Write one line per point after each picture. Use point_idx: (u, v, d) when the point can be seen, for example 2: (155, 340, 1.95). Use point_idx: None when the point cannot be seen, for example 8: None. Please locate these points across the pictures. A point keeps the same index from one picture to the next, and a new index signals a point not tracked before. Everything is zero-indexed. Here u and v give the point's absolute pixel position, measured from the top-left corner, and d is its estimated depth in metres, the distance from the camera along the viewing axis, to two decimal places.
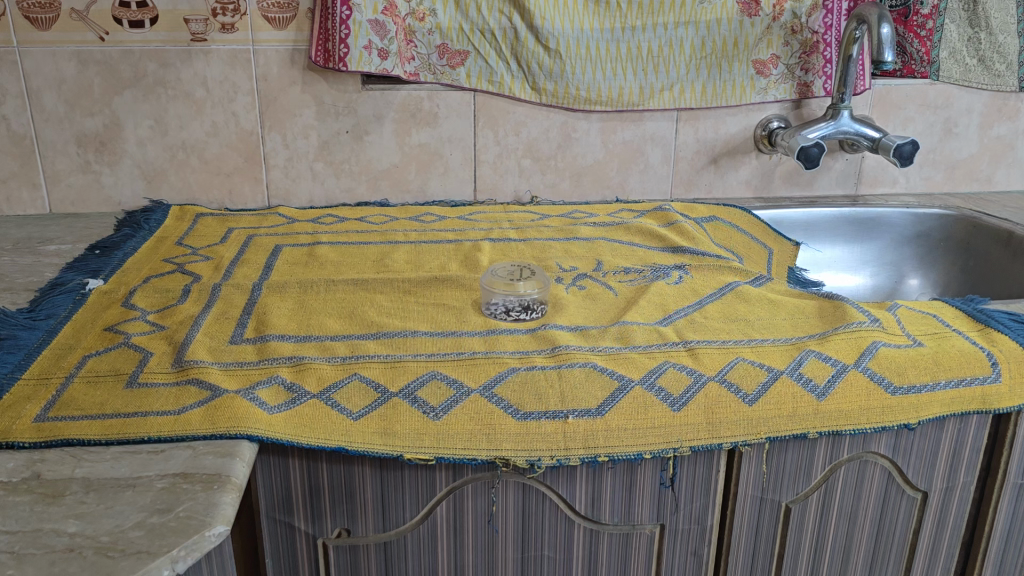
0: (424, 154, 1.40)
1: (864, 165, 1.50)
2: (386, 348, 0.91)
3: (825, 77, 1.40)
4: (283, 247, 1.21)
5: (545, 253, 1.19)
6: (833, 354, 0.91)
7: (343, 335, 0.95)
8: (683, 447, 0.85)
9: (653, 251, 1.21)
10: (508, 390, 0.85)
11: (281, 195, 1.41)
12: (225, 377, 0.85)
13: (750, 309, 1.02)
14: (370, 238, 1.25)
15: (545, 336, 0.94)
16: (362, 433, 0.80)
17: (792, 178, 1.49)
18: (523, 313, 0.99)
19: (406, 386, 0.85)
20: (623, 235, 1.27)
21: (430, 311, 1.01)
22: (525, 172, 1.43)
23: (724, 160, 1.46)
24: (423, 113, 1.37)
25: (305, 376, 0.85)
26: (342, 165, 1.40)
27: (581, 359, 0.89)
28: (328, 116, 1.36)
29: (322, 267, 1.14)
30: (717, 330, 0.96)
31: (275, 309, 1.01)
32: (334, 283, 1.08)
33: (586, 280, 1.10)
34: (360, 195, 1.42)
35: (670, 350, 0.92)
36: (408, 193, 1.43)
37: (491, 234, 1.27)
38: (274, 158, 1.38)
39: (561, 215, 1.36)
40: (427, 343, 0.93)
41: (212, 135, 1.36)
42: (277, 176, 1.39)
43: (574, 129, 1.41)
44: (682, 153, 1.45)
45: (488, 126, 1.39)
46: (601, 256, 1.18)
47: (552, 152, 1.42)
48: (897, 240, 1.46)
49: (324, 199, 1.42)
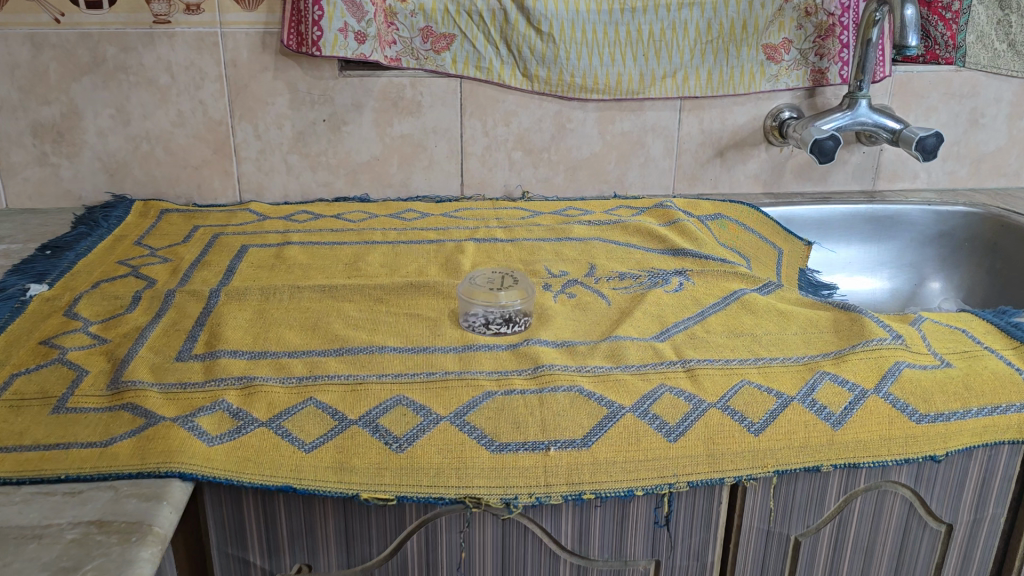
0: (406, 146, 1.30)
1: (882, 158, 1.39)
2: (349, 369, 0.82)
3: (841, 63, 1.29)
4: (250, 248, 1.12)
5: (533, 256, 1.10)
6: (850, 377, 0.81)
7: (303, 351, 0.85)
8: (680, 483, 0.74)
9: (651, 253, 1.11)
10: (482, 418, 0.75)
11: (253, 190, 1.31)
12: (164, 402, 0.75)
13: (757, 322, 0.92)
14: (345, 238, 1.15)
15: (527, 353, 0.84)
16: (315, 469, 0.71)
17: (804, 173, 1.39)
18: (504, 327, 0.89)
19: (367, 413, 0.75)
20: (620, 235, 1.17)
21: (402, 323, 0.92)
22: (516, 165, 1.33)
23: (731, 153, 1.36)
24: (406, 101, 1.27)
25: (254, 402, 0.76)
26: (318, 157, 1.30)
27: (566, 382, 0.79)
28: (302, 105, 1.26)
29: (289, 270, 1.05)
30: (719, 348, 0.87)
31: (232, 320, 0.91)
32: (299, 290, 0.98)
33: (576, 287, 1.00)
34: (338, 190, 1.32)
35: (666, 371, 0.82)
36: (390, 187, 1.33)
37: (476, 233, 1.17)
38: (245, 150, 1.28)
39: (554, 212, 1.26)
40: (395, 363, 0.83)
41: (178, 125, 1.26)
42: (249, 169, 1.30)
43: (568, 119, 1.31)
44: (685, 145, 1.34)
45: (477, 116, 1.29)
46: (595, 259, 1.08)
47: (545, 144, 1.32)
48: (918, 240, 1.36)
49: (301, 194, 1.32)
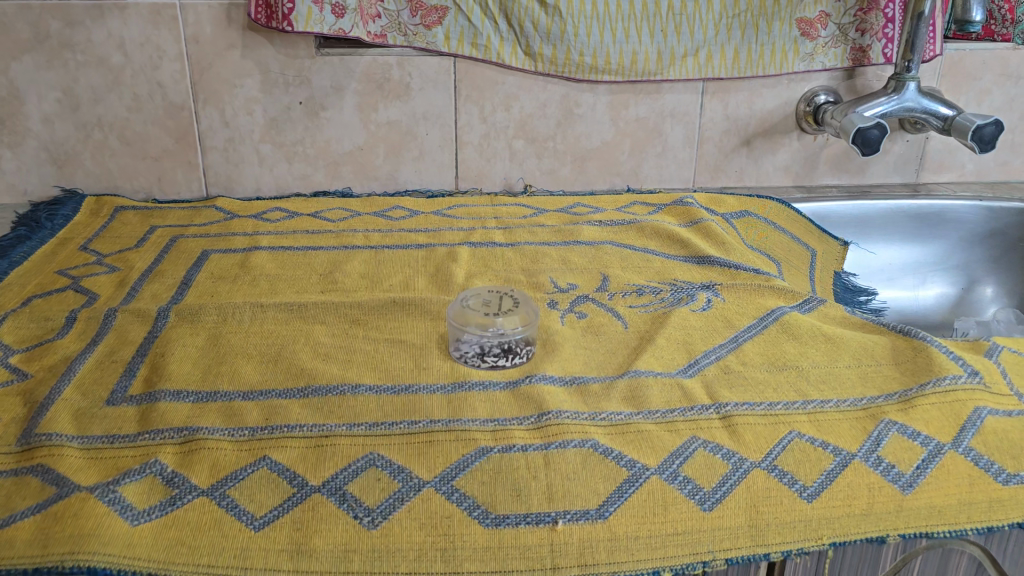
0: (394, 134, 1.15)
1: (928, 147, 1.23)
2: (315, 416, 0.67)
3: (886, 40, 1.13)
4: (212, 254, 0.97)
5: (537, 264, 0.95)
6: (921, 428, 0.67)
7: (259, 391, 0.71)
8: (716, 561, 0.60)
9: (672, 261, 0.96)
10: (474, 483, 0.61)
11: (221, 184, 1.16)
12: (83, 464, 0.62)
13: (803, 351, 0.78)
14: (321, 242, 1.01)
15: (529, 395, 0.70)
16: (264, 552, 0.56)
17: (840, 164, 1.24)
18: (502, 359, 0.74)
19: (332, 478, 0.61)
20: (634, 238, 1.03)
21: (381, 352, 0.77)
22: (517, 155, 1.18)
23: (759, 142, 1.21)
24: (392, 83, 1.12)
25: (194, 463, 0.62)
26: (294, 147, 1.15)
27: (577, 435, 0.65)
28: (274, 88, 1.11)
29: (253, 283, 0.90)
30: (760, 386, 0.72)
31: (180, 348, 0.77)
32: (263, 309, 0.84)
33: (586, 304, 0.86)
34: (318, 184, 1.18)
35: (698, 419, 0.68)
36: (375, 180, 1.18)
37: (472, 236, 1.03)
38: (211, 138, 1.13)
39: (559, 209, 1.12)
40: (370, 408, 0.69)
41: (135, 110, 1.11)
42: (216, 160, 1.15)
43: (576, 103, 1.16)
44: (708, 133, 1.19)
45: (473, 100, 1.14)
46: (608, 268, 0.94)
47: (550, 132, 1.17)
48: (968, 239, 1.21)
49: (275, 188, 1.17)
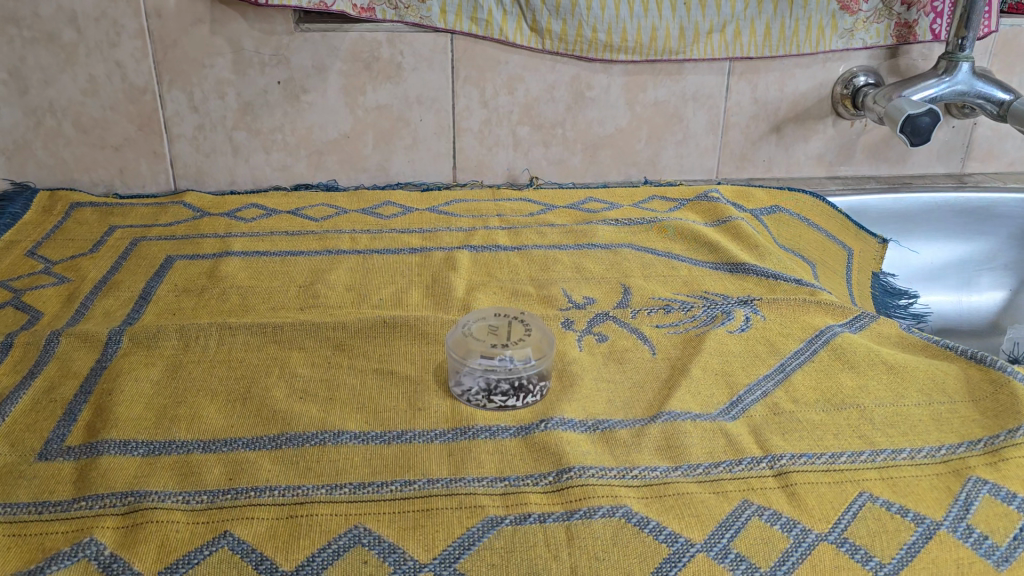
0: (384, 120, 1.03)
1: (975, 133, 1.12)
2: (289, 477, 0.56)
3: (934, 14, 1.01)
4: (177, 261, 0.86)
5: (547, 273, 0.84)
6: (1016, 489, 0.56)
7: (222, 441, 0.59)
8: None
9: (700, 269, 0.85)
10: (481, 566, 0.50)
11: (191, 176, 1.03)
12: (2, 544, 0.50)
13: (862, 384, 0.67)
14: (302, 246, 0.89)
15: (546, 445, 0.59)
16: None
17: (879, 153, 1.12)
18: (512, 399, 0.63)
19: (308, 561, 0.50)
20: (655, 240, 0.91)
21: (369, 388, 0.66)
22: (522, 143, 1.06)
23: (790, 128, 1.09)
24: (382, 63, 0.99)
25: (138, 543, 0.50)
26: (272, 134, 1.02)
27: (605, 501, 0.54)
28: (248, 69, 0.98)
29: (223, 298, 0.78)
30: (817, 431, 0.61)
31: (131, 383, 0.65)
32: (232, 331, 0.72)
33: (606, 325, 0.74)
34: (299, 175, 1.05)
35: (749, 477, 0.57)
36: (364, 172, 1.06)
37: (472, 238, 0.91)
38: (178, 126, 1.00)
39: (570, 205, 1.00)
40: (356, 465, 0.57)
41: (91, 94, 0.97)
42: (184, 150, 1.02)
43: (588, 85, 1.03)
44: (734, 118, 1.07)
45: (472, 81, 1.01)
46: (628, 278, 0.83)
47: (558, 117, 1.05)
48: (1019, 235, 1.10)
49: (251, 180, 1.05)
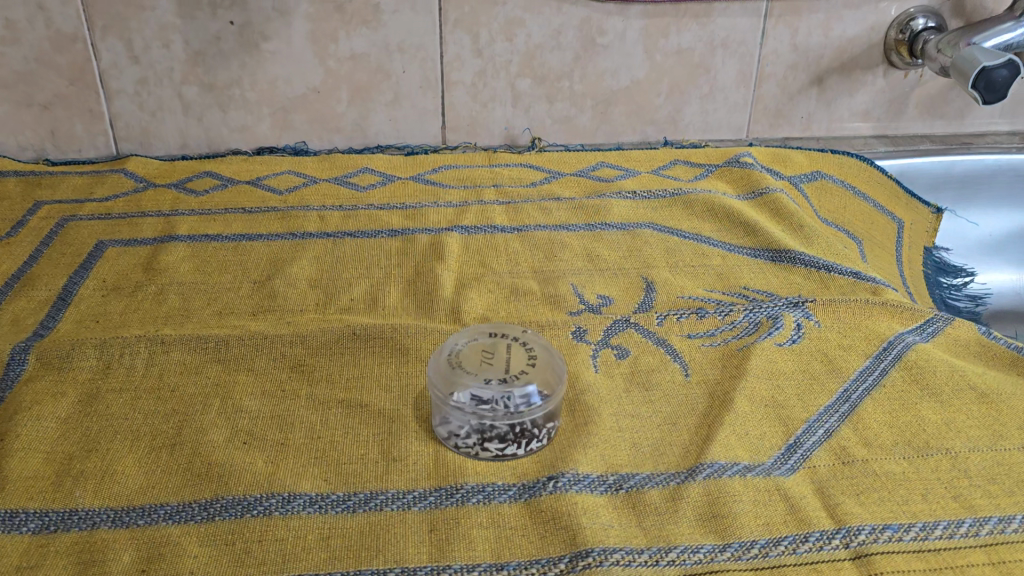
0: (359, 72, 0.87)
1: None
2: (220, 569, 0.43)
3: None
4: (109, 248, 0.71)
5: (553, 262, 0.70)
6: None
7: (139, 511, 0.46)
8: None
9: (736, 257, 0.71)
10: None
11: (135, 139, 0.88)
12: None
13: (947, 419, 0.54)
14: (260, 229, 0.75)
15: (556, 516, 0.46)
16: None
17: (934, 108, 0.97)
18: (513, 448, 0.50)
19: None
20: (679, 219, 0.77)
21: (332, 428, 0.52)
22: (522, 99, 0.91)
23: (834, 80, 0.93)
24: (356, 3, 0.83)
25: None
26: (228, 90, 0.86)
27: None
28: (196, 11, 0.81)
29: (159, 299, 0.64)
30: (900, 491, 0.48)
31: (31, 423, 0.52)
32: (165, 349, 0.58)
33: (626, 335, 0.61)
34: (261, 137, 0.90)
35: (820, 562, 0.44)
36: (338, 133, 0.91)
37: (463, 216, 0.77)
38: (117, 80, 0.85)
39: (579, 173, 0.86)
40: (309, 548, 0.44)
41: (10, 42, 0.81)
42: (125, 108, 0.86)
43: (600, 30, 0.87)
44: (770, 68, 0.91)
45: (464, 25, 0.85)
46: (651, 269, 0.69)
47: (565, 68, 0.89)
48: None
49: (205, 143, 0.90)
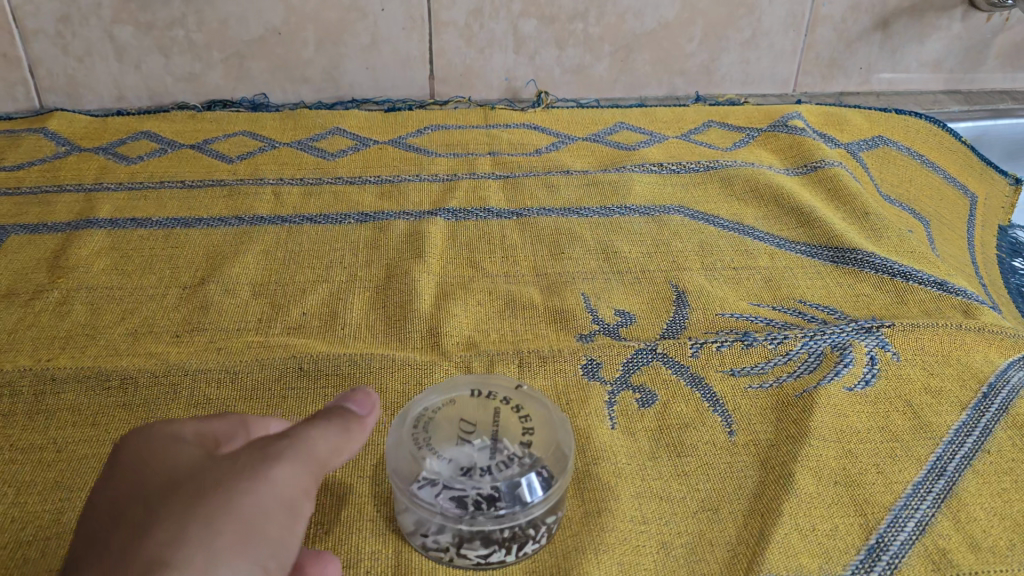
0: (327, 10, 0.71)
1: None
2: None
3: None
4: (11, 236, 0.58)
5: (559, 261, 0.56)
6: None
7: None
8: None
9: (788, 256, 0.57)
10: None
11: (60, 90, 0.74)
12: None
13: None
14: (202, 210, 0.61)
15: None
16: None
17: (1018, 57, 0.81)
18: (503, 553, 0.37)
19: None
20: (716, 201, 0.63)
21: None
22: (526, 43, 0.75)
23: (903, 24, 0.77)
24: None
25: None
26: (168, 31, 0.71)
27: None
28: None
29: (61, 312, 0.51)
30: None
31: None
32: (56, 391, 0.45)
33: (653, 369, 0.47)
34: (213, 88, 0.75)
35: None
36: (304, 83, 0.76)
37: (451, 196, 0.63)
38: (32, 19, 0.69)
39: (593, 138, 0.71)
40: None
41: None
42: (46, 53, 0.71)
43: None
44: (827, 8, 0.75)
45: None
46: (682, 272, 0.55)
47: (578, 6, 0.73)
48: None
49: (146, 95, 0.75)
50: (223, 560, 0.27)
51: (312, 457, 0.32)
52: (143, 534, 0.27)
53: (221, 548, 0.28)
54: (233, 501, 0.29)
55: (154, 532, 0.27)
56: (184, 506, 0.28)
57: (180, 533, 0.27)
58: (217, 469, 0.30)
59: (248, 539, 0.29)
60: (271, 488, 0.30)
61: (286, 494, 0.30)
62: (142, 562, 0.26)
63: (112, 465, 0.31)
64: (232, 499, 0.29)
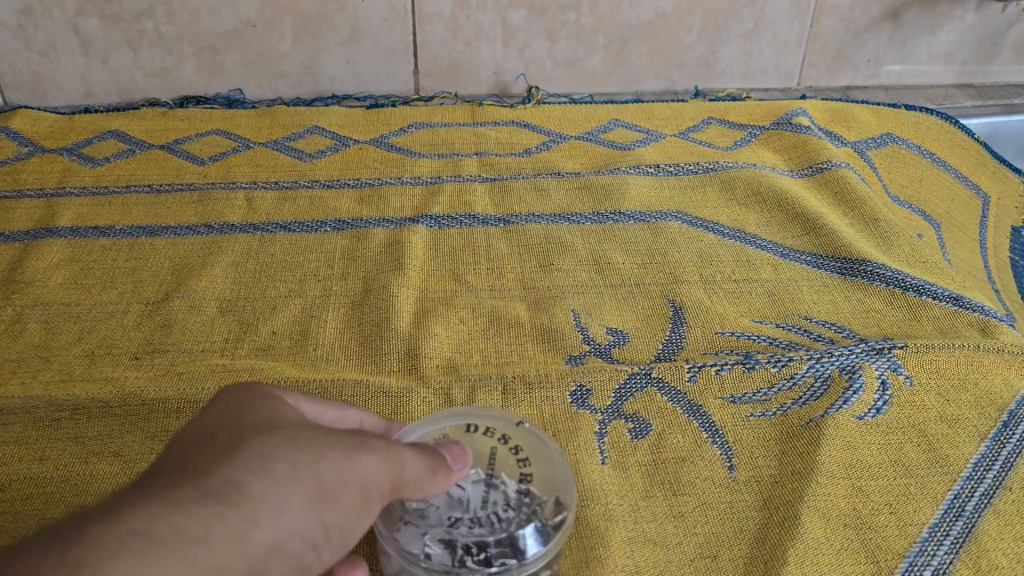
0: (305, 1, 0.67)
1: None
2: None
3: None
4: None
5: (548, 273, 0.53)
6: None
7: None
8: None
9: (793, 267, 0.53)
10: None
11: (25, 86, 0.70)
12: None
13: None
14: (169, 217, 0.57)
15: None
16: None
17: None
18: None
19: None
20: (716, 206, 0.59)
21: None
22: (516, 36, 0.71)
23: (914, 14, 0.73)
24: None
25: None
26: (136, 23, 0.67)
27: None
28: None
29: (13, 332, 0.48)
30: None
31: None
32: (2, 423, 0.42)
33: (648, 395, 0.44)
34: (186, 84, 0.71)
35: None
36: (282, 78, 0.72)
37: (434, 200, 0.59)
38: None
39: (586, 136, 0.67)
40: None
41: None
42: (7, 46, 0.67)
43: None
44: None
45: None
46: (679, 284, 0.52)
47: None
48: None
49: (116, 91, 0.71)
50: (291, 511, 0.25)
51: (399, 478, 0.29)
52: (231, 453, 0.25)
53: (295, 497, 0.25)
54: (321, 462, 0.26)
55: (238, 454, 0.25)
56: (275, 443, 0.26)
57: (268, 464, 0.25)
58: (314, 431, 0.27)
59: (321, 502, 0.26)
60: (358, 470, 0.27)
61: (363, 486, 0.28)
62: (220, 480, 0.24)
63: (216, 399, 0.29)
64: (315, 458, 0.26)
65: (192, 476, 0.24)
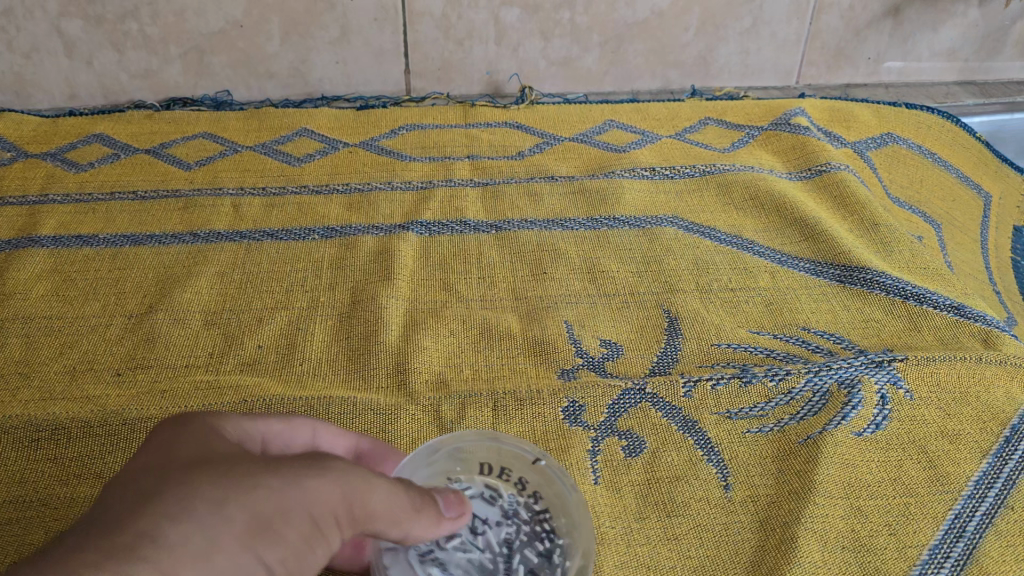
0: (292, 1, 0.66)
1: None
2: None
3: None
4: None
5: (540, 282, 0.52)
6: None
7: None
8: None
9: (791, 275, 0.52)
10: None
11: (8, 88, 0.68)
12: None
13: None
14: (154, 225, 0.56)
15: None
16: None
17: None
18: None
19: None
20: (713, 211, 0.58)
21: None
22: (509, 35, 0.70)
23: (915, 10, 0.72)
24: None
25: None
26: (120, 25, 0.66)
27: None
28: None
29: None
30: None
31: None
32: None
33: (642, 412, 0.43)
34: (173, 85, 0.70)
35: None
36: (271, 79, 0.71)
37: (425, 206, 0.58)
38: None
39: (580, 138, 0.66)
40: None
41: None
42: None
43: None
44: None
45: None
46: (675, 293, 0.51)
47: None
48: None
49: (101, 92, 0.70)
50: (220, 552, 0.23)
51: (358, 506, 0.27)
52: (151, 497, 0.23)
53: (225, 538, 0.23)
54: (255, 492, 0.24)
55: (157, 498, 0.23)
56: (204, 481, 0.24)
57: (191, 505, 0.23)
58: (252, 462, 0.26)
59: (257, 538, 0.24)
60: (303, 499, 0.25)
61: (311, 517, 0.26)
62: (134, 532, 0.22)
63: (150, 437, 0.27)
64: (247, 492, 0.24)
65: (104, 530, 0.22)
